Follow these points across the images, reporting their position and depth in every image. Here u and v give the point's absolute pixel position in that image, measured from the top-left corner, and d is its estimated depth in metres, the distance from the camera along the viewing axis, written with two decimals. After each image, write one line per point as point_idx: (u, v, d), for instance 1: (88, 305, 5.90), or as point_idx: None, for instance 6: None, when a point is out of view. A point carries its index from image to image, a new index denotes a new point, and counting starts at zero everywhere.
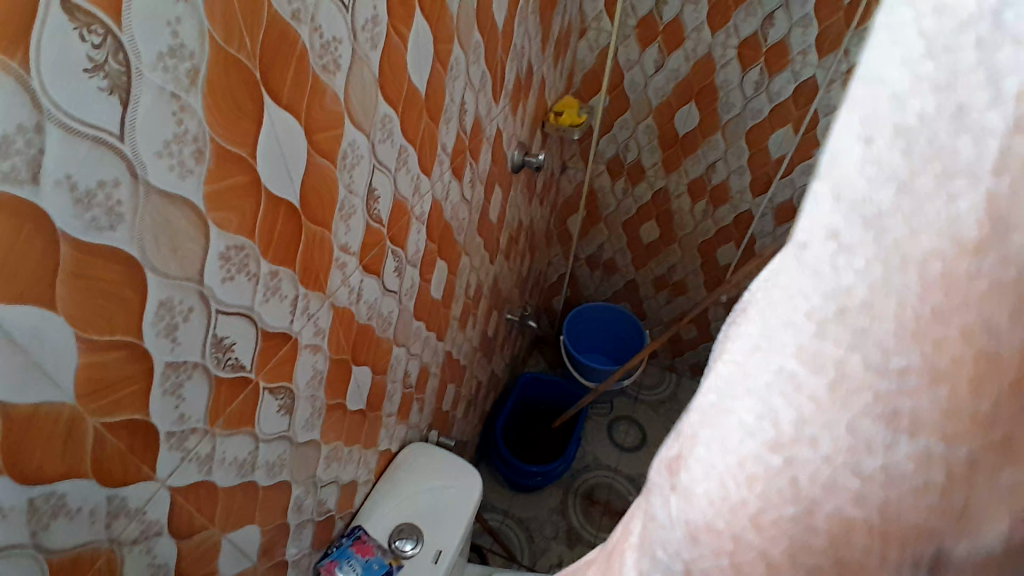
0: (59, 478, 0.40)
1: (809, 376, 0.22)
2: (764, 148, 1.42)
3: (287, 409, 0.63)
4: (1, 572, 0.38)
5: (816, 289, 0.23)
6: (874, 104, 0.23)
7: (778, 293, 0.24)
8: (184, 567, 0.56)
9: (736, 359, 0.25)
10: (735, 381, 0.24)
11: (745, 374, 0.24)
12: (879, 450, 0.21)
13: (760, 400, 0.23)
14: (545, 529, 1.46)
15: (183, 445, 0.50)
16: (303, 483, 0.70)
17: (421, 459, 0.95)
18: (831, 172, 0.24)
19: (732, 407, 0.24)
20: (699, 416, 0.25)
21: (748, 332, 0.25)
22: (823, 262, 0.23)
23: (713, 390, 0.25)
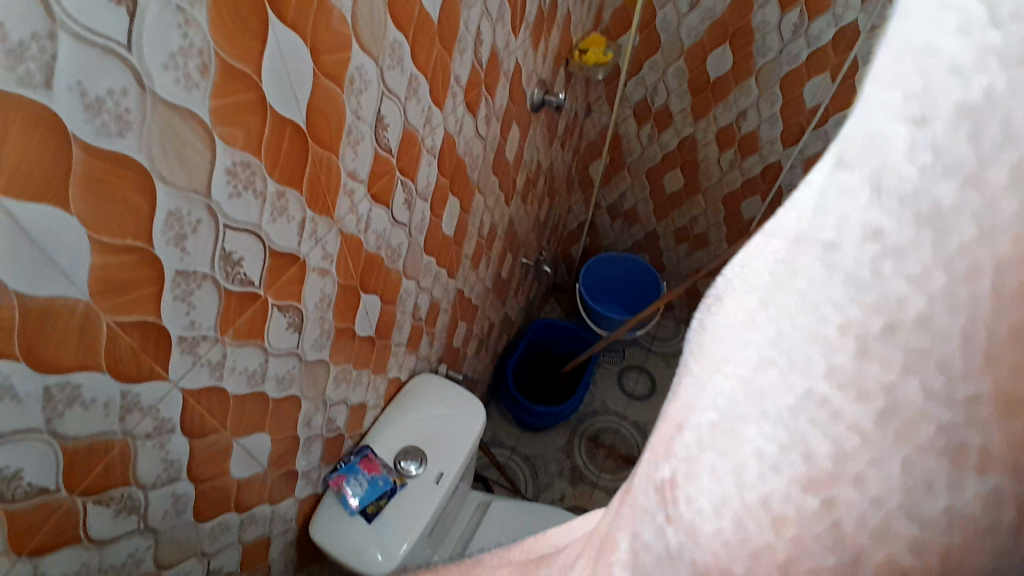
0: (75, 369, 0.43)
1: (835, 400, 0.20)
2: (798, 97, 1.36)
3: (297, 327, 0.66)
4: (15, 450, 0.42)
5: (851, 299, 0.20)
6: (926, 78, 0.20)
7: (797, 299, 0.22)
8: (196, 466, 0.60)
9: (742, 374, 0.22)
10: (744, 403, 0.22)
11: (760, 395, 0.21)
12: (941, 492, 0.19)
13: (781, 428, 0.21)
14: (549, 467, 1.51)
15: (195, 350, 0.53)
16: (314, 400, 0.74)
17: (428, 388, 0.99)
18: (870, 155, 0.20)
19: (749, 433, 0.21)
20: (694, 437, 0.23)
21: (754, 341, 0.22)
22: (862, 266, 0.20)
23: (711, 407, 0.23)
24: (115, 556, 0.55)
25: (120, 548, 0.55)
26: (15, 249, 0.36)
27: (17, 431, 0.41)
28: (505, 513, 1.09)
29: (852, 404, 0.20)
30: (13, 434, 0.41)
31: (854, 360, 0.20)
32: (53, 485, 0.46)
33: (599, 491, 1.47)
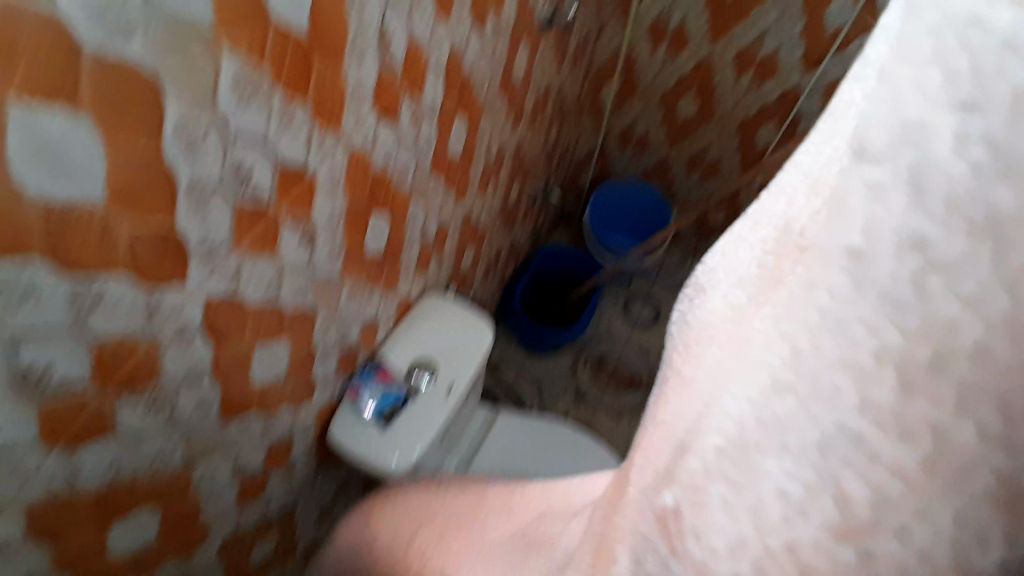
0: (97, 270, 0.44)
1: (852, 440, 0.23)
2: (822, 17, 1.30)
3: (309, 242, 0.67)
4: (47, 349, 0.42)
5: (893, 328, 0.23)
6: (937, 89, 0.24)
7: (830, 330, 0.24)
8: (221, 370, 0.61)
9: (768, 408, 0.26)
10: (777, 431, 0.25)
11: (787, 430, 0.25)
12: (984, 541, 0.22)
13: (807, 467, 0.24)
14: (554, 387, 1.57)
15: (213, 259, 0.54)
16: (328, 314, 0.77)
17: (439, 308, 1.02)
18: (923, 163, 0.23)
19: (767, 468, 0.25)
20: (726, 458, 0.27)
21: (782, 371, 0.25)
22: (901, 292, 0.23)
23: (732, 434, 0.27)
24: (150, 451, 0.56)
25: (153, 444, 0.56)
26: (32, 149, 0.36)
27: (45, 331, 0.42)
28: (509, 433, 1.15)
29: (866, 445, 0.23)
30: (39, 330, 0.41)
31: (893, 398, 0.23)
32: (81, 380, 0.46)
33: (602, 412, 1.54)
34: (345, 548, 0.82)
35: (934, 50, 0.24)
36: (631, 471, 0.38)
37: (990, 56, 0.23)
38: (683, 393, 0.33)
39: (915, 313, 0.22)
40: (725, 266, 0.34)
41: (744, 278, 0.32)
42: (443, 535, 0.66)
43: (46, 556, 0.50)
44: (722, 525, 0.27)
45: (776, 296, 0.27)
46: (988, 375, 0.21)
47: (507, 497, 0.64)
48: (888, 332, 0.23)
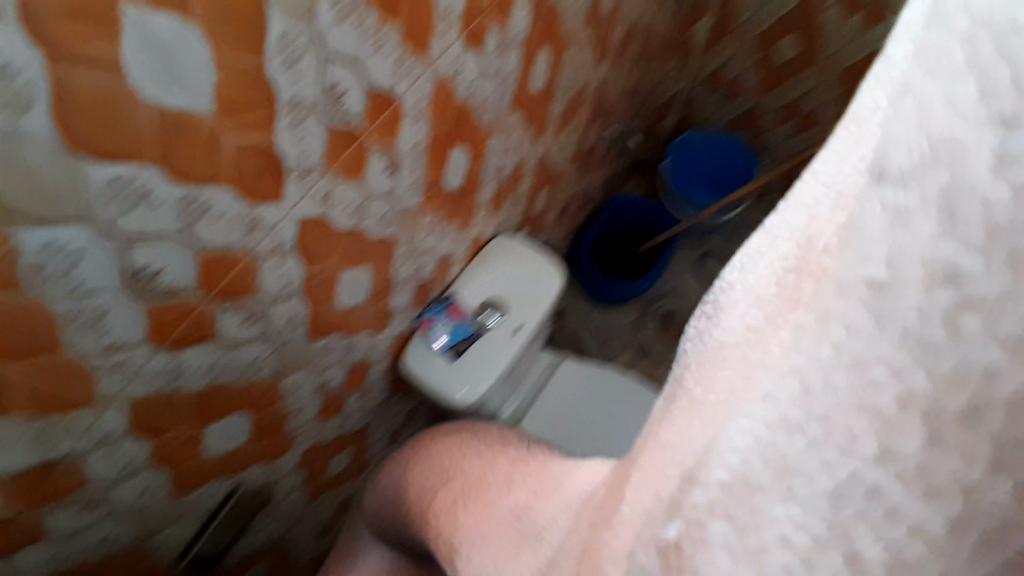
0: (204, 182, 0.45)
1: (868, 490, 0.23)
2: None
3: (393, 170, 0.67)
4: (153, 253, 0.44)
5: (909, 368, 0.22)
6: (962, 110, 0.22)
7: (847, 367, 0.24)
8: (310, 290, 0.64)
9: (777, 444, 0.26)
10: (787, 472, 0.25)
11: (800, 471, 0.25)
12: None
13: (813, 513, 0.24)
14: (616, 339, 1.55)
15: (306, 180, 0.55)
16: (407, 245, 0.78)
17: (513, 248, 1.01)
18: (951, 193, 0.22)
19: (774, 514, 0.25)
20: (728, 495, 0.27)
21: (793, 409, 0.25)
22: (921, 333, 0.22)
23: (740, 467, 0.27)
24: (244, 359, 0.60)
25: (247, 353, 0.59)
26: (146, 52, 0.36)
27: (152, 234, 0.43)
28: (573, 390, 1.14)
29: (886, 496, 0.23)
30: (149, 236, 0.43)
31: (916, 447, 0.23)
32: (187, 287, 0.49)
33: (664, 367, 1.53)
34: (379, 493, 0.67)
35: (966, 60, 0.22)
36: (620, 485, 0.36)
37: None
38: (691, 416, 0.32)
39: (947, 357, 0.22)
40: (734, 282, 0.32)
41: (759, 296, 0.31)
42: (455, 503, 0.51)
43: (150, 448, 0.55)
44: (722, 566, 0.27)
45: (793, 318, 0.27)
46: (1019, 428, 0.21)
47: (523, 464, 0.50)
48: (913, 378, 0.22)
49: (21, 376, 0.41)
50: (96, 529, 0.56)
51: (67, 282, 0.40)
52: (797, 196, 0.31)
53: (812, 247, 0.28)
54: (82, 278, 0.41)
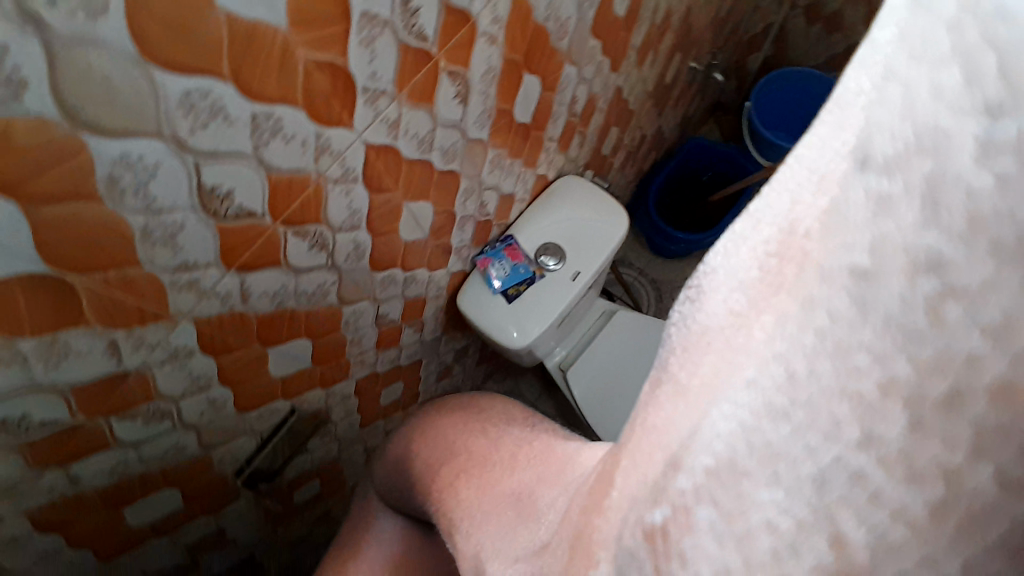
0: (277, 100, 0.43)
1: (851, 476, 0.20)
2: None
3: (462, 98, 0.63)
4: (226, 174, 0.43)
5: (893, 354, 0.19)
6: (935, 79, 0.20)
7: (831, 357, 0.20)
8: (374, 220, 0.63)
9: (754, 435, 0.22)
10: (766, 464, 0.21)
11: (783, 464, 0.21)
12: None
13: (795, 503, 0.21)
14: (675, 293, 1.44)
15: (376, 104, 0.52)
16: (470, 180, 0.75)
17: (578, 190, 0.96)
18: (930, 156, 0.19)
19: (759, 500, 0.21)
20: (704, 486, 0.23)
21: (771, 397, 0.21)
22: (910, 313, 0.19)
23: (715, 457, 0.23)
24: (309, 286, 0.60)
25: (312, 280, 0.59)
26: None
27: (226, 154, 0.42)
28: (623, 338, 1.11)
29: (868, 481, 0.19)
30: (224, 155, 0.42)
31: (900, 437, 0.19)
32: (257, 210, 0.48)
33: None
34: (390, 462, 0.62)
35: (951, 45, 0.20)
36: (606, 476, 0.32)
37: (1021, 47, 0.18)
38: (676, 401, 0.27)
39: (928, 345, 0.19)
40: (717, 267, 0.28)
41: (739, 279, 0.26)
42: (458, 477, 0.50)
43: (218, 367, 0.56)
44: (709, 553, 0.22)
45: (777, 301, 0.23)
46: (1002, 416, 0.18)
47: (528, 445, 0.47)
48: (898, 364, 0.19)
49: (92, 285, 0.41)
50: (162, 441, 0.57)
51: (140, 197, 0.39)
52: (777, 182, 0.27)
53: (794, 231, 0.24)
54: (157, 194, 0.40)
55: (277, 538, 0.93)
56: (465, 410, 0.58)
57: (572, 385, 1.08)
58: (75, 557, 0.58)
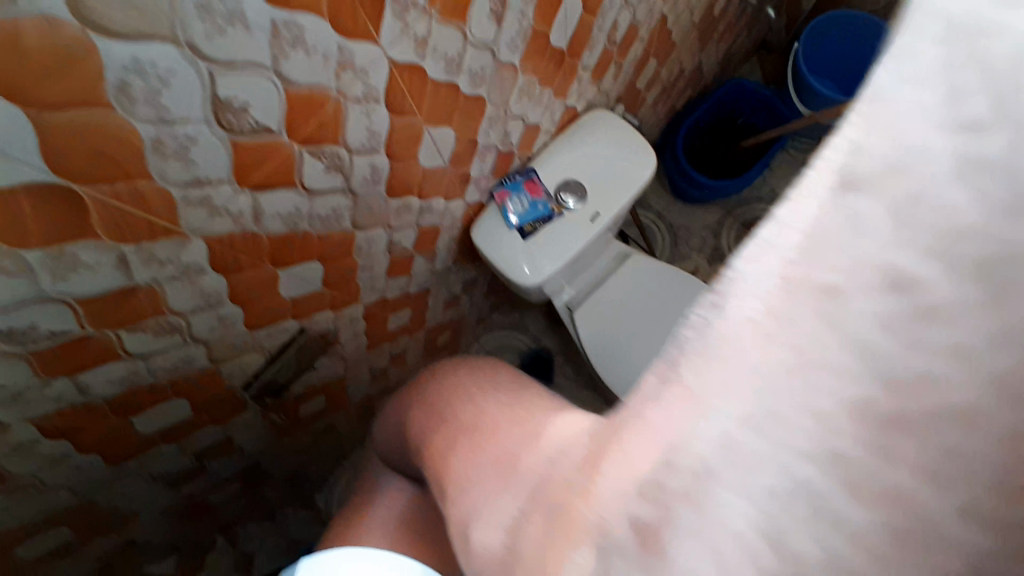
0: (299, 8, 0.39)
1: (795, 488, 0.24)
2: None
3: (499, 17, 0.57)
4: (242, 87, 0.40)
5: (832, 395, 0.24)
6: (872, 169, 0.25)
7: (781, 391, 0.25)
8: (394, 145, 0.59)
9: (720, 450, 0.26)
10: (735, 472, 0.26)
11: (747, 471, 0.25)
12: None
13: (752, 504, 0.25)
14: (691, 241, 1.39)
15: (405, 17, 0.47)
16: (497, 108, 0.70)
17: (608, 126, 0.91)
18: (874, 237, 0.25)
19: (722, 508, 0.26)
20: (682, 486, 0.27)
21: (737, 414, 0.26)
22: (845, 357, 0.24)
23: (691, 466, 0.27)
24: (323, 209, 0.57)
25: (326, 203, 0.57)
26: None
27: (244, 65, 0.39)
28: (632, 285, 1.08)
29: (810, 495, 0.24)
30: (243, 66, 0.39)
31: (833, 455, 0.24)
32: (272, 127, 0.45)
33: None
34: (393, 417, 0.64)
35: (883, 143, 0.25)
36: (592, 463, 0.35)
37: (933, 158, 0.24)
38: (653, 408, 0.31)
39: (862, 384, 0.24)
40: None
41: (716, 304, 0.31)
42: (447, 443, 0.50)
43: (226, 285, 0.55)
44: (687, 550, 0.26)
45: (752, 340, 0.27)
46: (909, 449, 0.23)
47: (513, 411, 0.48)
48: (833, 400, 0.24)
49: (101, 196, 0.38)
50: (172, 354, 0.57)
51: (153, 107, 0.36)
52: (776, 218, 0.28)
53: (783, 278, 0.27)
54: (170, 106, 0.37)
55: (280, 448, 0.97)
56: (458, 368, 0.59)
57: (578, 326, 1.07)
58: (85, 459, 0.59)
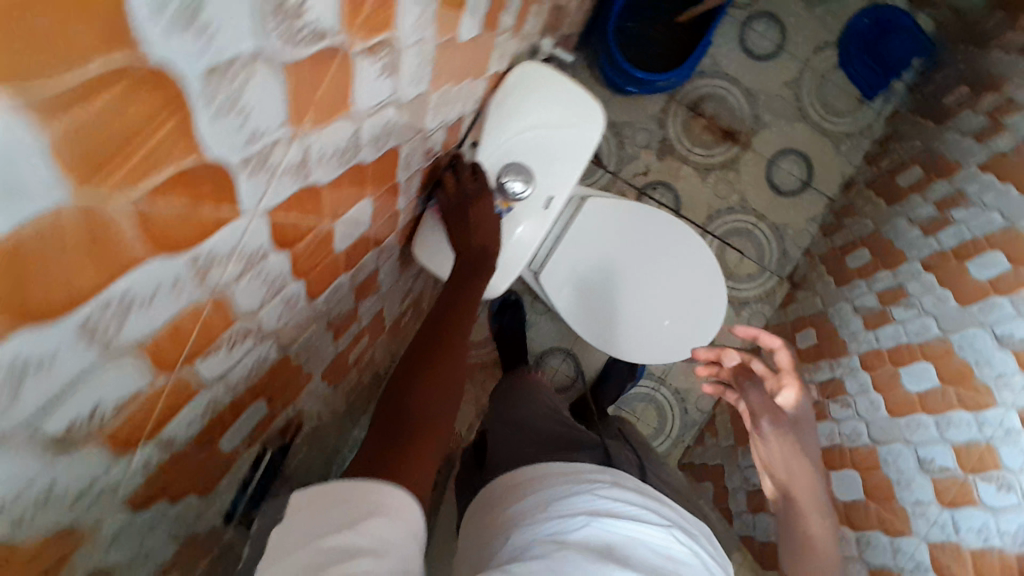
0: (109, 282, 0.25)
1: (357, 527, 0.40)
2: None
3: (391, 70, 0.40)
4: (73, 398, 0.27)
5: (560, 548, 0.55)
6: (552, 526, 0.59)
7: (581, 539, 0.57)
8: (304, 268, 0.45)
9: (561, 557, 0.54)
10: (559, 560, 0.54)
11: (569, 560, 0.54)
12: (360, 527, 0.40)
13: (564, 556, 0.54)
14: (637, 137, 1.26)
15: (267, 164, 0.32)
16: (412, 139, 0.53)
17: (539, 81, 0.73)
18: (578, 528, 0.58)
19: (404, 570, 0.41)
20: (554, 563, 0.53)
21: (567, 550, 0.55)
22: (581, 536, 0.57)
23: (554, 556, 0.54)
24: (243, 371, 0.45)
25: (244, 364, 0.44)
26: None
27: (64, 386, 0.25)
28: (604, 246, 0.97)
29: (371, 530, 0.40)
30: (64, 386, 0.26)
31: (563, 554, 0.54)
32: (139, 384, 0.32)
33: (688, 167, 1.27)
34: (472, 533, 0.72)
35: (543, 521, 0.61)
36: (558, 542, 0.57)
37: (578, 522, 0.59)
38: (556, 552, 0.55)
39: (569, 556, 0.54)
40: (569, 514, 0.60)
41: (573, 539, 0.57)
42: (510, 530, 0.63)
43: (162, 504, 0.44)
44: (347, 513, 0.41)
45: (571, 540, 0.57)
46: (401, 543, 0.42)
47: (534, 506, 0.65)
48: (571, 554, 0.55)
49: None
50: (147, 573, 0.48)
51: None
52: (579, 528, 0.58)
53: (578, 533, 0.58)
54: None
55: None
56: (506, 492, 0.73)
57: (550, 293, 0.99)
58: None
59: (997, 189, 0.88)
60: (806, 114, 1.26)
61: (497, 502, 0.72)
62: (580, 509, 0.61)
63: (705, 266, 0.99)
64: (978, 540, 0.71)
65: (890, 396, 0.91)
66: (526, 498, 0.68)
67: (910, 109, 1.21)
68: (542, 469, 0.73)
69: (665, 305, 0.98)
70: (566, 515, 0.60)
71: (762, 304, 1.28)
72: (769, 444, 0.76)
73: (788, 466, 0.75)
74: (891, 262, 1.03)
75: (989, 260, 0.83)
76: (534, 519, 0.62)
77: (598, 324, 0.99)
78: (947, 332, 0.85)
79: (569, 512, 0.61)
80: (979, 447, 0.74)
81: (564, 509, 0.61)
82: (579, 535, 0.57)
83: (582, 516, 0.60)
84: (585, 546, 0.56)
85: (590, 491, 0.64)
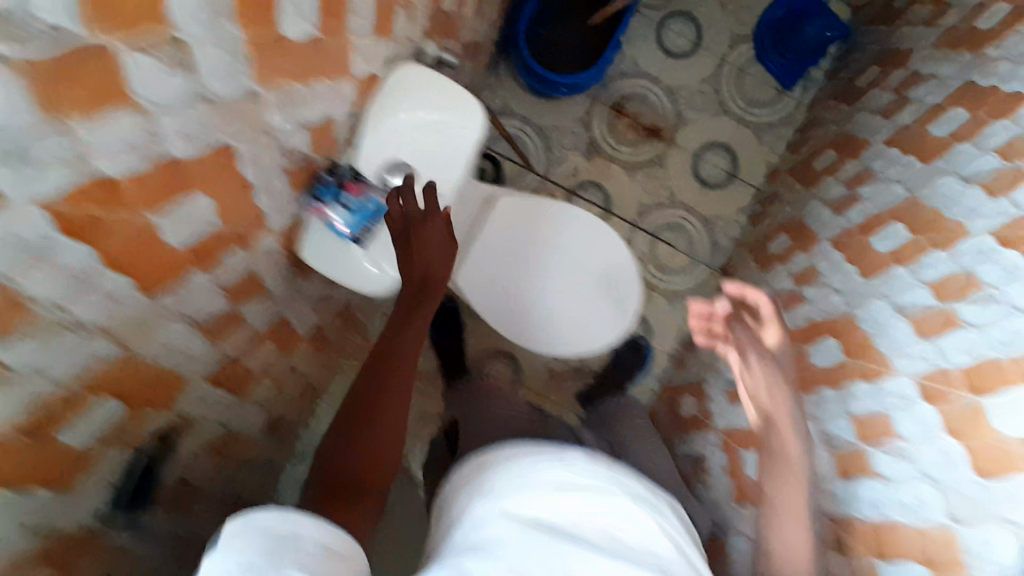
0: None
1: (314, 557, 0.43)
2: None
3: (187, 63, 0.42)
4: None
5: (520, 525, 0.54)
6: (512, 499, 0.57)
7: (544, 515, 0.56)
8: (123, 260, 0.45)
9: (521, 537, 0.53)
10: (518, 540, 0.52)
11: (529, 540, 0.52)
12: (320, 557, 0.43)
13: (523, 535, 0.53)
14: (564, 139, 1.28)
15: (27, 154, 0.33)
16: (254, 137, 0.54)
17: (417, 86, 0.75)
18: (540, 503, 0.57)
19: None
20: (513, 544, 0.52)
21: (527, 528, 0.54)
22: (542, 512, 0.56)
23: (514, 536, 0.53)
24: (69, 364, 0.45)
25: (68, 356, 0.45)
26: None
27: None
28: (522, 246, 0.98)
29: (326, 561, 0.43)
30: None
31: (524, 533, 0.53)
32: None
33: (616, 166, 1.29)
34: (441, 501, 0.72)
35: (506, 493, 0.59)
36: (520, 519, 0.55)
37: (541, 498, 0.57)
38: (518, 530, 0.53)
39: (529, 534, 0.53)
40: (534, 488, 0.59)
41: (534, 515, 0.56)
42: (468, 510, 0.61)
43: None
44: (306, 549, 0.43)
45: (534, 518, 0.55)
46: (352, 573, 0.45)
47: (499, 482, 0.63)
48: (532, 530, 0.54)
49: None
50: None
51: None
52: (543, 504, 0.57)
53: (541, 508, 0.56)
54: None
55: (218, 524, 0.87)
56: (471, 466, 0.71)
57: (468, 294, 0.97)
58: None
59: (900, 161, 0.90)
60: (728, 109, 1.29)
61: (464, 477, 0.70)
62: (547, 483, 0.59)
63: (630, 268, 1.00)
64: (876, 513, 0.70)
65: (799, 374, 0.91)
66: (489, 476, 0.65)
67: (828, 94, 1.24)
68: (514, 449, 0.71)
69: (586, 302, 0.99)
70: (530, 487, 0.59)
71: (695, 297, 1.28)
72: (755, 375, 0.73)
73: (771, 395, 0.72)
74: (805, 245, 1.04)
75: (891, 231, 0.84)
76: (497, 493, 0.60)
77: (602, 322, 0.99)
78: (852, 308, 0.85)
79: (535, 486, 0.59)
80: (879, 419, 0.73)
81: (528, 481, 0.60)
82: (542, 511, 0.56)
83: (547, 490, 0.58)
84: (548, 525, 0.55)
85: (557, 464, 0.62)
